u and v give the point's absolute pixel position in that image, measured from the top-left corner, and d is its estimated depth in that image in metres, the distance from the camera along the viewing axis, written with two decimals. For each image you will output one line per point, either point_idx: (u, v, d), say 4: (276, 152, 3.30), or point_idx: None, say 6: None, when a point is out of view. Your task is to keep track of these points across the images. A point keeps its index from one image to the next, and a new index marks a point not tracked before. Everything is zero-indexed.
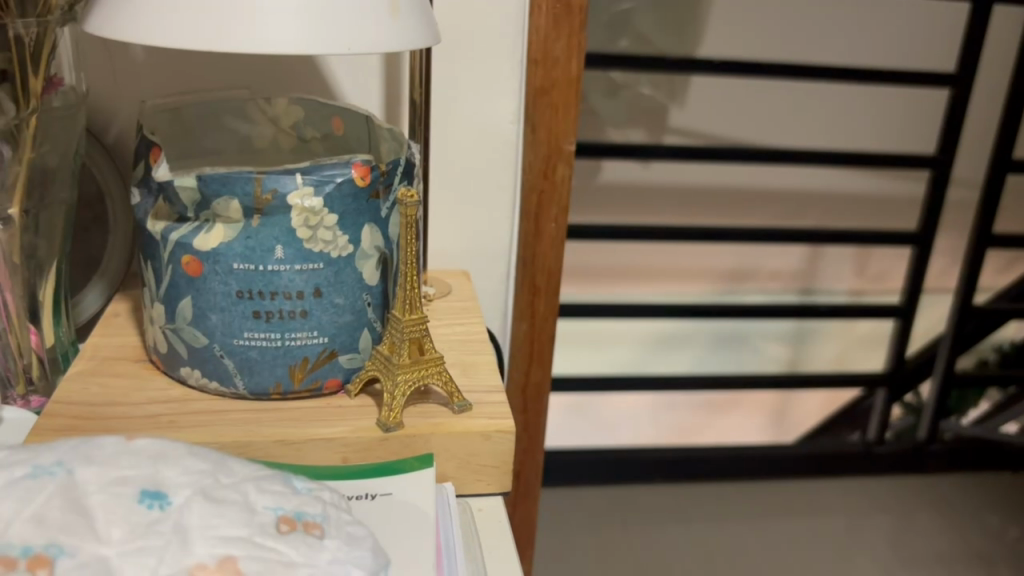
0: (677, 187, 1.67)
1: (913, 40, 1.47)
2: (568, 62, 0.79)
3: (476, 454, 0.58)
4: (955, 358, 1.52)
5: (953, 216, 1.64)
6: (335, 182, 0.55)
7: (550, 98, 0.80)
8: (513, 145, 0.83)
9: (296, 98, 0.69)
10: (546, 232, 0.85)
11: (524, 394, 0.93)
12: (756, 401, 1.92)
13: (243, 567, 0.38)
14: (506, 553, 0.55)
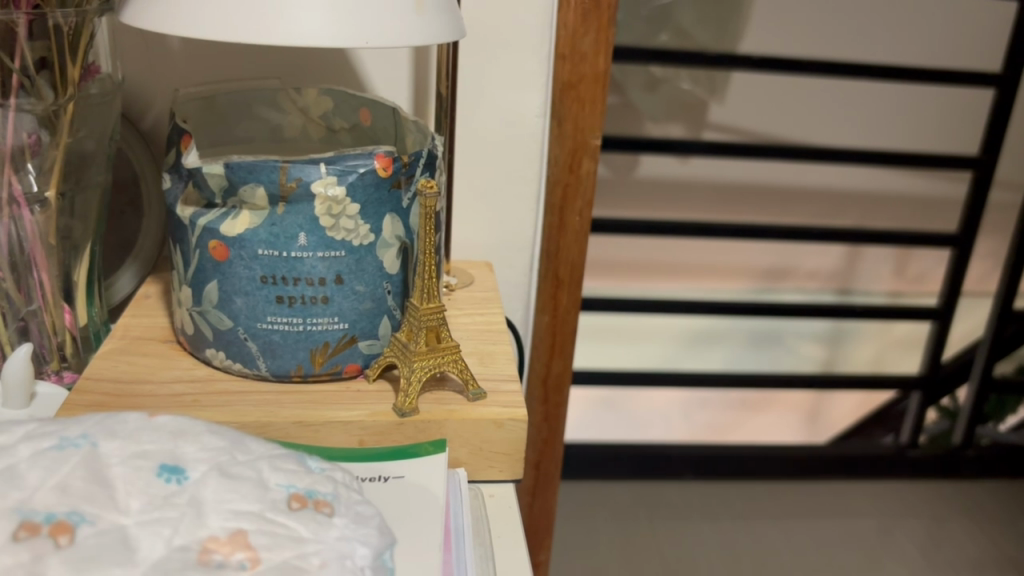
0: (713, 183, 1.66)
1: (957, 39, 1.45)
2: (596, 58, 0.79)
3: (490, 441, 0.59)
4: (992, 363, 1.50)
5: (996, 218, 1.62)
6: (358, 172, 0.56)
7: (577, 93, 0.80)
8: (541, 141, 0.84)
9: (325, 88, 0.70)
10: (571, 225, 0.85)
11: (545, 385, 0.94)
12: (791, 400, 1.91)
13: (252, 541, 0.39)
14: (515, 540, 0.55)
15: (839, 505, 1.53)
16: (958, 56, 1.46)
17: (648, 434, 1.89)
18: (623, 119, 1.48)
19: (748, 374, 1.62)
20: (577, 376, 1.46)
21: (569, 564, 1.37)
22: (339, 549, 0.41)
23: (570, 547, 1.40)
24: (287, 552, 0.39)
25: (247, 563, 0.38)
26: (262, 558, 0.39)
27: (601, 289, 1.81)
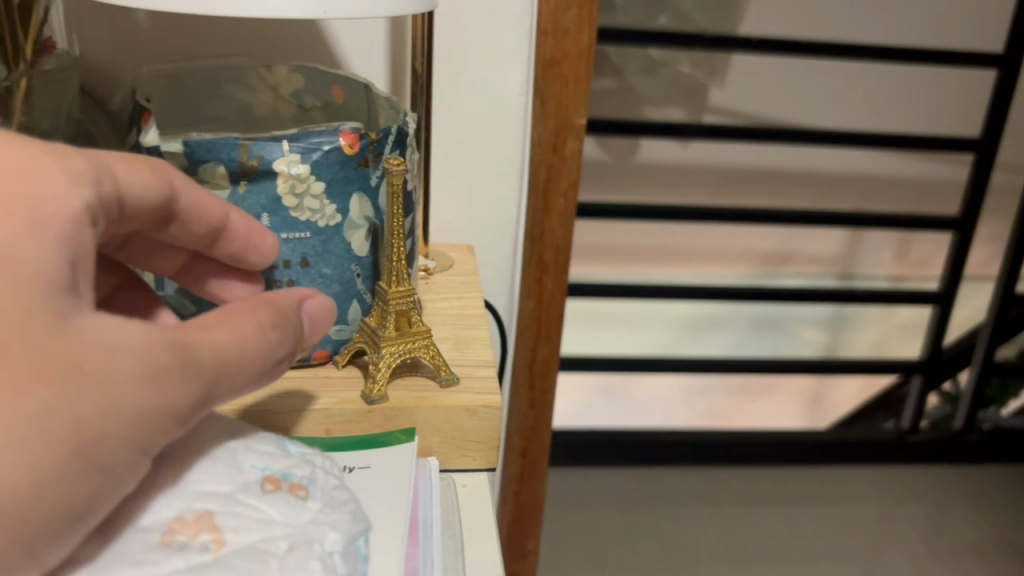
0: (713, 167, 1.65)
1: (959, 21, 1.43)
2: (579, 34, 0.77)
3: (463, 429, 0.58)
4: (994, 346, 1.48)
5: (997, 201, 1.60)
6: (323, 150, 0.55)
7: (560, 71, 0.78)
8: (521, 119, 0.82)
9: (298, 66, 0.69)
10: (556, 208, 0.84)
11: (531, 371, 0.92)
12: (794, 385, 1.91)
13: (220, 522, 0.38)
14: (486, 529, 0.54)
15: (841, 490, 1.53)
16: (959, 37, 1.44)
17: (649, 420, 1.88)
18: (622, 103, 1.48)
19: (749, 360, 1.61)
20: (579, 362, 1.45)
21: (571, 551, 1.36)
22: (308, 533, 0.40)
23: (571, 535, 1.39)
24: (254, 534, 0.38)
25: (212, 545, 0.37)
26: (229, 539, 0.38)
27: (602, 274, 1.80)
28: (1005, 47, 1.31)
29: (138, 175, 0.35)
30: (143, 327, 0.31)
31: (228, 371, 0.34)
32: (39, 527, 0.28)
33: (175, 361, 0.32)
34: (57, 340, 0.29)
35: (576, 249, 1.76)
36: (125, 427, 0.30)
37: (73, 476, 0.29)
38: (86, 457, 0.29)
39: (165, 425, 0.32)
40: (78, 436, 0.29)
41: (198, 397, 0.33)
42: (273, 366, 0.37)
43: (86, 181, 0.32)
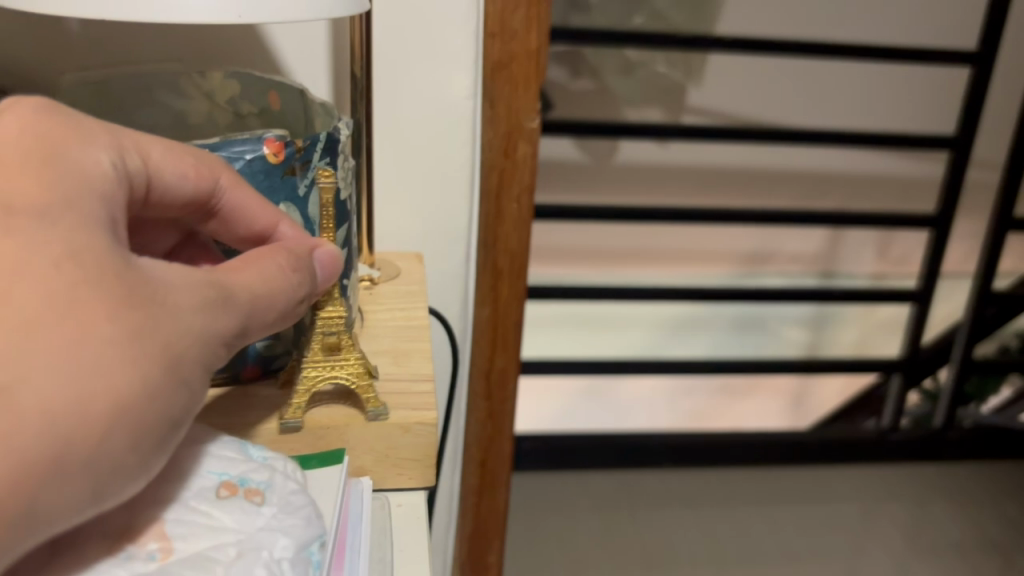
0: (691, 167, 1.64)
1: (934, 18, 1.42)
2: (528, 35, 0.72)
3: (396, 447, 0.51)
4: (972, 344, 1.49)
5: (974, 197, 1.61)
6: (245, 159, 0.48)
7: (510, 73, 0.74)
8: (471, 122, 0.77)
9: (231, 71, 0.63)
10: (509, 215, 0.80)
11: (488, 380, 0.87)
12: (776, 384, 1.91)
13: (167, 530, 0.35)
14: (419, 556, 0.48)
15: (822, 490, 1.52)
16: (935, 35, 1.44)
17: (633, 423, 1.88)
18: (603, 107, 1.48)
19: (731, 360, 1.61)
20: (559, 365, 1.44)
21: (553, 554, 1.36)
22: (263, 540, 0.36)
23: (552, 539, 1.39)
24: (202, 543, 0.35)
25: (158, 554, 0.34)
26: (175, 549, 0.35)
27: (584, 276, 1.79)
28: (980, 44, 1.31)
29: (173, 165, 0.37)
30: (188, 265, 0.33)
31: (261, 299, 0.36)
32: (146, 441, 0.29)
33: (221, 296, 0.33)
34: (133, 268, 0.30)
35: (558, 251, 1.75)
36: (200, 347, 0.31)
37: (173, 389, 0.30)
38: (178, 372, 0.30)
39: (219, 349, 0.33)
40: (172, 351, 0.30)
41: (242, 325, 0.35)
42: (295, 307, 0.40)
43: (117, 153, 0.33)
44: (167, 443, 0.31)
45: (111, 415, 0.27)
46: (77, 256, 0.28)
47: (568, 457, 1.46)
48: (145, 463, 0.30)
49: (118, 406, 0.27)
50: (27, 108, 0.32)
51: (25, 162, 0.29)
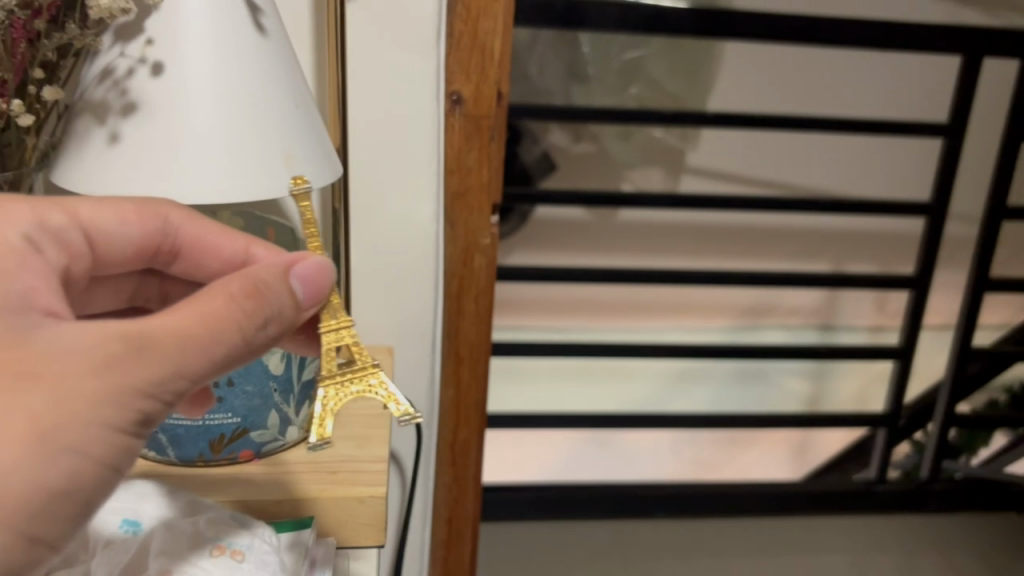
0: (687, 226, 1.71)
1: (900, 93, 1.55)
2: (481, 168, 0.80)
3: (353, 516, 0.59)
4: (955, 400, 1.54)
5: (953, 251, 1.70)
6: None
7: (468, 199, 0.81)
8: (432, 240, 0.83)
9: (236, 209, 0.72)
10: (468, 311, 0.86)
11: (452, 450, 0.92)
12: (778, 436, 1.96)
13: None
14: None
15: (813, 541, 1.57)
16: (899, 106, 1.56)
17: (637, 472, 1.87)
18: (605, 171, 1.57)
19: (733, 414, 1.66)
20: (560, 418, 1.50)
21: None
22: None
23: None
24: None
25: None
26: None
27: (587, 330, 1.84)
28: (950, 117, 1.40)
29: (110, 213, 0.46)
30: (97, 327, 0.38)
31: (196, 341, 0.39)
32: (16, 511, 0.35)
33: (128, 349, 0.38)
34: (10, 350, 0.36)
35: (561, 305, 1.80)
36: (86, 410, 0.37)
37: (44, 459, 0.36)
38: (52, 441, 0.36)
39: (131, 402, 0.38)
40: (39, 425, 0.35)
41: (167, 372, 0.39)
42: (257, 334, 0.42)
43: (32, 222, 0.42)
44: (62, 502, 0.37)
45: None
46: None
47: (568, 507, 1.50)
48: (27, 525, 0.36)
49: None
50: None
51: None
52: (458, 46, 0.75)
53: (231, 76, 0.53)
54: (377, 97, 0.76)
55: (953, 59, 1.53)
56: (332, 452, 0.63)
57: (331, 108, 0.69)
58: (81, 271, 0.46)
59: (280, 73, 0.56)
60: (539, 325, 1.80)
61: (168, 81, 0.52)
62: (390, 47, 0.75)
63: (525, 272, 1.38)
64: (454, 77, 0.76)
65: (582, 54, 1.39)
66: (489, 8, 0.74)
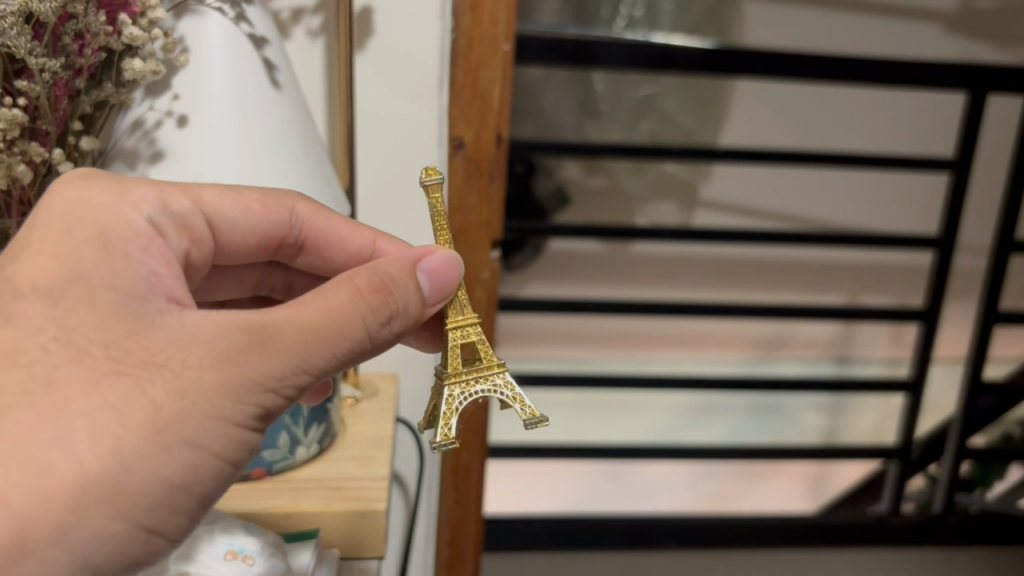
0: (701, 258, 1.72)
1: (906, 132, 1.58)
2: (481, 209, 0.82)
3: (353, 530, 0.59)
4: (967, 435, 1.55)
5: (960, 285, 1.70)
6: None
7: (468, 237, 0.84)
8: None
9: None
10: None
11: (455, 470, 0.93)
12: (795, 468, 1.95)
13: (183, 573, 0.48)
14: None
15: None
16: (904, 144, 1.59)
17: (654, 506, 1.85)
18: (620, 208, 1.58)
19: (747, 447, 1.66)
20: (572, 449, 1.50)
21: None
22: None
23: None
24: None
25: None
26: None
27: (602, 361, 1.82)
28: (957, 151, 1.42)
29: (233, 202, 0.49)
30: (223, 317, 0.39)
31: (316, 335, 0.40)
32: (136, 500, 0.37)
33: (251, 342, 0.39)
34: (135, 339, 0.38)
35: (573, 335, 1.78)
36: (205, 402, 0.38)
37: (164, 451, 0.37)
38: (171, 432, 0.37)
39: (253, 395, 0.39)
40: (160, 416, 0.37)
41: (288, 365, 0.40)
42: (377, 329, 0.43)
43: (156, 207, 0.44)
44: (183, 494, 0.38)
45: (74, 484, 0.35)
46: (65, 339, 0.37)
47: (581, 537, 1.51)
48: (147, 515, 0.37)
49: (84, 473, 0.35)
50: (72, 175, 0.43)
51: (59, 243, 0.40)
52: (459, 95, 0.78)
53: (248, 131, 0.56)
54: (387, 143, 0.80)
55: (958, 97, 1.56)
56: (336, 470, 0.64)
57: (341, 152, 0.73)
58: (203, 255, 0.49)
59: (292, 131, 0.59)
60: (553, 354, 1.79)
61: (194, 133, 0.55)
62: (397, 99, 0.78)
63: (537, 304, 1.40)
64: (455, 123, 0.79)
65: (595, 92, 1.42)
66: (488, 60, 0.77)
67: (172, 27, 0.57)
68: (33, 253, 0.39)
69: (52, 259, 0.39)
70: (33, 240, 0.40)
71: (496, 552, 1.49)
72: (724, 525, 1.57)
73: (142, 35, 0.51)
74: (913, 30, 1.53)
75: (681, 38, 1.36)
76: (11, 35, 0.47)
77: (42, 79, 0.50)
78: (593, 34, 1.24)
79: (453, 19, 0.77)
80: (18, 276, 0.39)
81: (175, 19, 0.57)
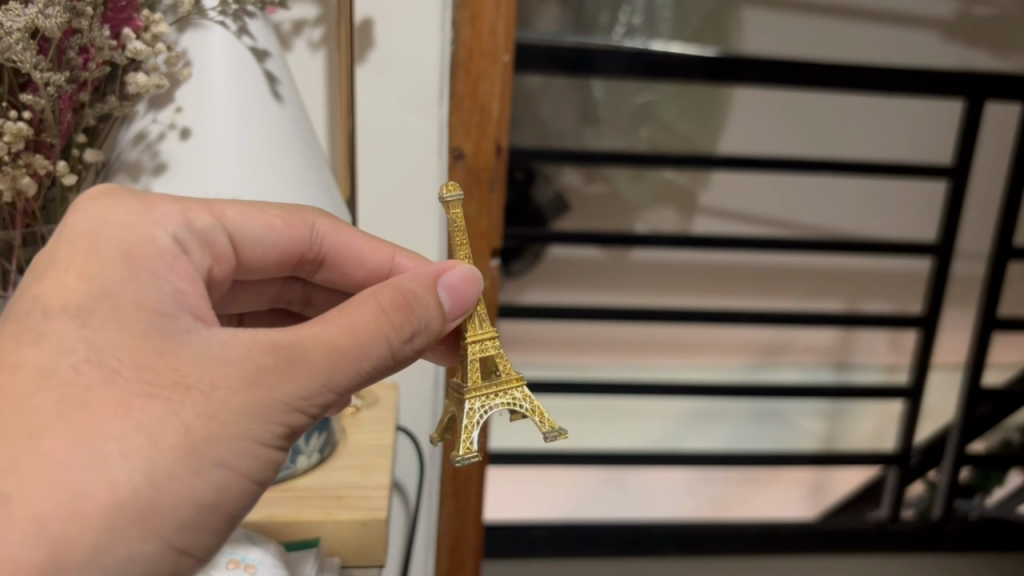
0: (701, 266, 1.72)
1: (907, 139, 1.59)
2: (480, 220, 0.84)
3: (357, 539, 0.60)
4: (965, 441, 1.55)
5: (958, 291, 1.70)
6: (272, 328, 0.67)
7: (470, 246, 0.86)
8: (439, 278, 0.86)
9: None
10: None
11: (455, 477, 0.93)
12: (794, 474, 1.95)
13: None
14: None
15: None
16: (904, 152, 1.60)
17: (654, 512, 1.85)
18: (619, 215, 1.59)
19: (747, 452, 1.66)
20: (572, 456, 1.50)
21: None
22: None
23: None
24: None
25: None
26: None
27: (603, 368, 1.82)
28: (956, 158, 1.42)
29: (254, 219, 0.49)
30: (250, 336, 0.40)
31: (341, 355, 0.41)
32: (169, 520, 0.37)
33: (277, 363, 0.40)
34: (165, 360, 0.38)
35: (574, 342, 1.79)
36: (234, 423, 0.38)
37: (195, 472, 0.37)
38: (202, 454, 0.37)
39: (279, 414, 0.40)
40: (191, 437, 0.37)
41: (313, 384, 0.40)
42: (400, 347, 0.43)
43: (180, 225, 0.44)
44: (211, 514, 0.38)
45: (110, 505, 0.35)
46: (96, 359, 0.37)
47: (581, 543, 1.51)
48: (179, 536, 0.37)
49: (118, 494, 0.35)
50: (94, 193, 0.43)
51: (86, 261, 0.40)
52: (459, 106, 0.79)
53: (253, 143, 0.56)
54: (388, 153, 0.80)
55: (956, 105, 1.57)
56: (336, 479, 0.64)
57: (343, 163, 0.73)
58: (225, 271, 0.48)
59: (296, 143, 0.59)
60: (553, 361, 1.79)
61: (197, 145, 0.55)
62: (400, 110, 0.78)
63: (538, 311, 1.40)
64: (455, 135, 0.80)
65: (594, 100, 1.43)
66: (488, 71, 0.78)
67: (175, 41, 0.57)
68: (62, 271, 0.39)
69: (80, 278, 0.39)
70: (59, 257, 0.40)
71: (498, 558, 1.49)
72: (724, 531, 1.57)
73: (145, 49, 0.52)
74: (912, 37, 1.54)
75: (681, 46, 1.37)
76: (17, 50, 0.47)
77: (48, 93, 0.51)
78: (592, 42, 1.24)
79: (453, 31, 0.77)
80: (49, 295, 0.39)
81: (177, 32, 0.58)
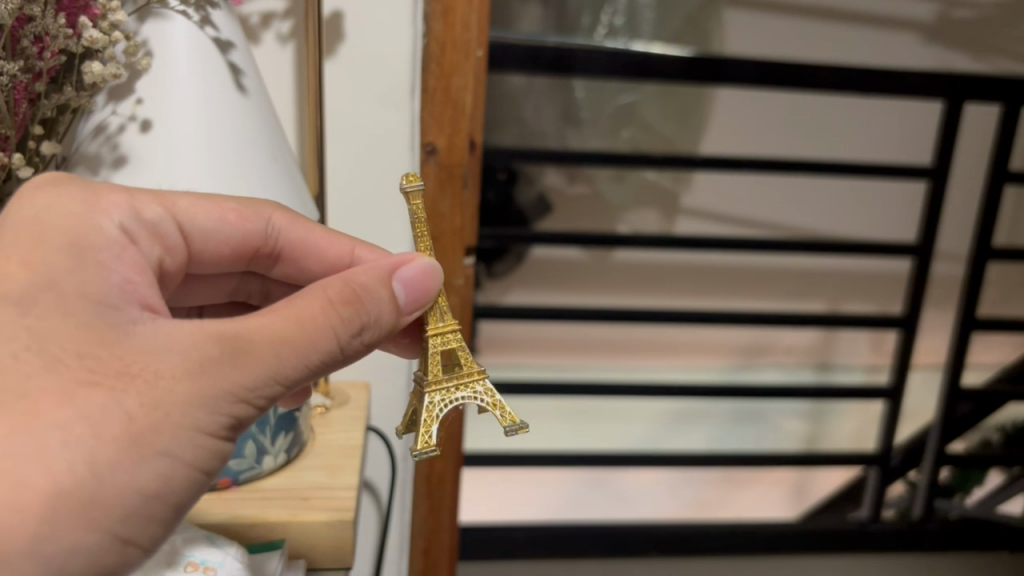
0: (682, 266, 1.72)
1: (885, 139, 1.59)
2: (453, 217, 0.84)
3: (319, 540, 0.59)
4: (945, 442, 1.56)
5: (939, 291, 1.71)
6: None
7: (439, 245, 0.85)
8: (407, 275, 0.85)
9: None
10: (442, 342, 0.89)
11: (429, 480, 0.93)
12: (779, 475, 1.95)
13: None
14: None
15: None
16: (883, 150, 1.60)
17: (638, 512, 1.84)
18: (601, 212, 1.58)
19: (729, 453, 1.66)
20: (553, 458, 1.49)
21: None
22: None
23: None
24: None
25: None
26: None
27: (585, 369, 1.82)
28: (935, 159, 1.43)
29: (208, 210, 0.48)
30: (196, 326, 0.39)
31: (287, 347, 0.40)
32: (113, 510, 0.37)
33: (223, 354, 0.39)
34: (109, 349, 0.38)
35: (556, 343, 1.78)
36: (179, 413, 0.38)
37: (139, 463, 0.37)
38: (146, 444, 0.37)
39: (224, 405, 0.39)
40: (135, 428, 0.37)
41: (259, 376, 0.40)
42: (348, 341, 0.42)
43: (128, 213, 0.43)
44: (158, 504, 0.38)
45: (47, 496, 0.35)
46: (37, 348, 0.37)
47: (561, 545, 1.50)
48: (123, 526, 0.37)
49: (57, 485, 0.35)
50: (42, 178, 0.43)
51: (32, 250, 0.39)
52: (431, 101, 0.79)
53: (215, 132, 0.56)
54: (356, 150, 0.79)
55: (933, 104, 1.58)
56: (304, 480, 0.63)
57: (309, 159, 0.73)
58: (177, 264, 0.48)
59: (259, 129, 0.59)
60: (537, 362, 1.78)
61: (154, 136, 0.55)
62: (372, 105, 0.78)
63: (519, 311, 1.39)
64: (428, 130, 0.80)
65: (574, 98, 1.42)
66: (460, 66, 0.78)
67: (136, 31, 0.57)
68: (4, 258, 0.39)
69: (24, 265, 0.38)
70: (4, 245, 0.39)
71: (477, 560, 1.48)
72: (708, 532, 1.56)
73: (102, 38, 0.51)
74: (891, 38, 1.54)
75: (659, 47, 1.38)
76: None
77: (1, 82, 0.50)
78: (573, 41, 1.24)
79: (425, 25, 0.77)
80: None
81: (138, 22, 0.57)
